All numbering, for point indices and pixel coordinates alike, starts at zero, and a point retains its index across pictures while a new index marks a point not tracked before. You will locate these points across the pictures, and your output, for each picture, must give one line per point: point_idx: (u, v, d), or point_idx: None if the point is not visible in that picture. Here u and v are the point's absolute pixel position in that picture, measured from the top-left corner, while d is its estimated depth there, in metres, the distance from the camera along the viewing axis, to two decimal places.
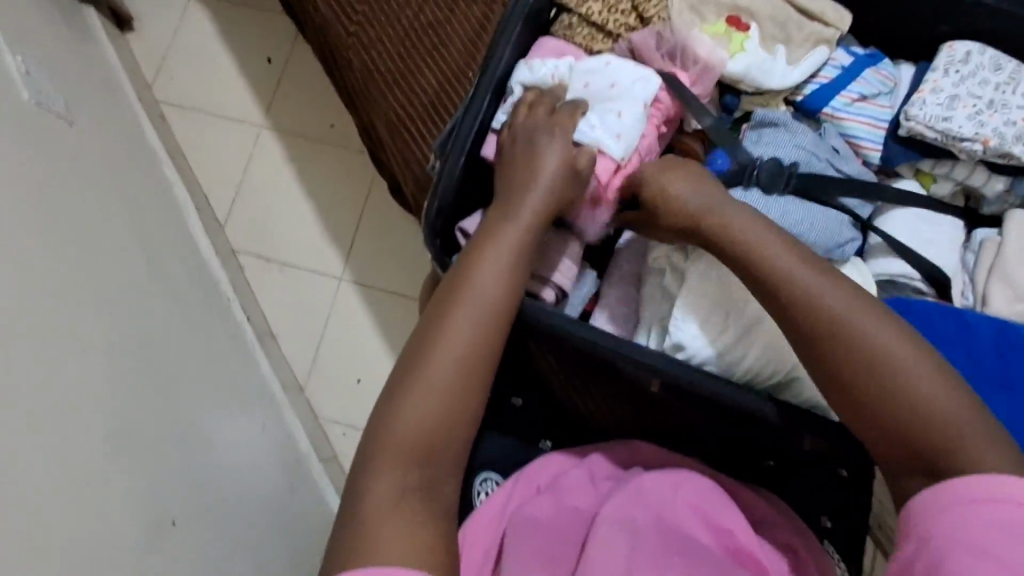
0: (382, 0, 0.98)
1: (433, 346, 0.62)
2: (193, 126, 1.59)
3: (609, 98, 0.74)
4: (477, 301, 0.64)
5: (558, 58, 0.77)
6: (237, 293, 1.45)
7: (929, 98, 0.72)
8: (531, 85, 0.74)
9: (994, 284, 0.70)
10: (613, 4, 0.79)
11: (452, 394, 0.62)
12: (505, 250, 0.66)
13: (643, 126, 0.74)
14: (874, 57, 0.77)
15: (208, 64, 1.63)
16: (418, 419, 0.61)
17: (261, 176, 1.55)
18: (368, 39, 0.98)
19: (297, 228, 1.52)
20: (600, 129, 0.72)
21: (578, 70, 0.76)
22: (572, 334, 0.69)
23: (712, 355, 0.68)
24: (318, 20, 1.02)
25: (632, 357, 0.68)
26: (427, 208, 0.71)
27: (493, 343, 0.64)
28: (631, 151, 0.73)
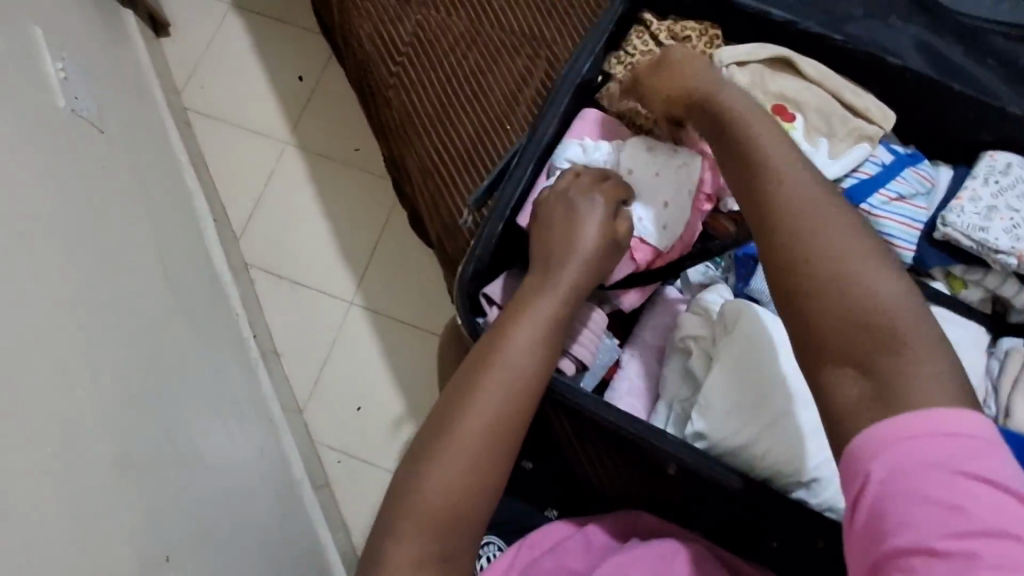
0: (426, 43, 0.99)
1: (460, 413, 0.62)
2: (218, 136, 1.59)
3: (654, 187, 0.76)
4: (509, 370, 0.63)
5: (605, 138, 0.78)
6: (246, 308, 1.43)
7: (967, 206, 0.73)
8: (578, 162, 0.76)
9: (1016, 396, 0.70)
10: None
11: (477, 463, 0.60)
12: (541, 321, 0.66)
13: (688, 215, 0.76)
14: (915, 157, 0.78)
15: (240, 75, 1.64)
16: (440, 494, 0.59)
17: (280, 192, 1.55)
18: (409, 80, 0.98)
19: (312, 248, 1.51)
20: (646, 220, 0.75)
21: (625, 154, 0.77)
22: (591, 411, 0.69)
23: (731, 447, 0.67)
24: (361, 56, 1.02)
25: (654, 440, 0.68)
26: (463, 268, 0.71)
27: (520, 414, 0.63)
28: (671, 239, 0.75)
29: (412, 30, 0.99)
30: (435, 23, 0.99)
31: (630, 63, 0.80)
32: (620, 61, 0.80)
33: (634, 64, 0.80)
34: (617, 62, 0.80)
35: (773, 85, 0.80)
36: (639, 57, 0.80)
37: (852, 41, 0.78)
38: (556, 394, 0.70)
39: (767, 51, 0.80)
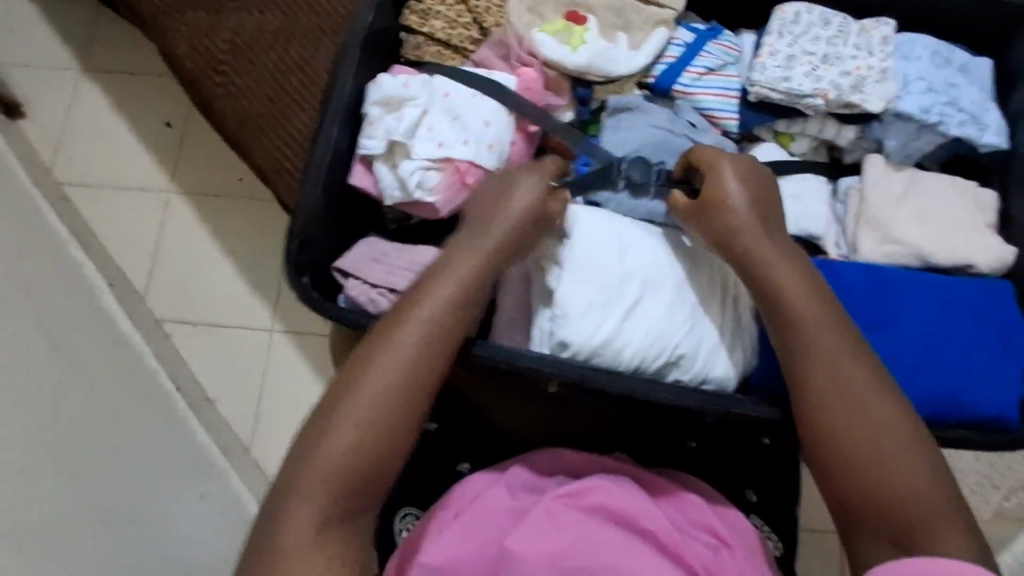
0: (244, 45, 0.97)
1: (364, 383, 0.63)
2: (99, 202, 1.56)
3: (465, 114, 0.74)
4: (422, 331, 0.65)
5: (412, 74, 0.75)
6: (166, 362, 1.40)
7: (768, 61, 0.80)
8: (383, 102, 0.73)
9: (861, 229, 0.83)
10: (455, 19, 0.80)
11: (383, 421, 0.62)
12: (455, 282, 0.67)
13: (512, 134, 0.75)
14: (713, 30, 0.83)
15: (108, 137, 1.60)
16: (346, 446, 0.61)
17: (175, 240, 1.52)
18: (236, 86, 0.96)
19: (219, 287, 1.49)
20: (474, 143, 0.73)
21: (423, 87, 0.74)
22: (471, 349, 0.70)
23: (593, 347, 0.71)
24: (185, 77, 0.99)
25: (528, 362, 0.70)
26: (289, 243, 0.72)
27: (429, 381, 0.64)
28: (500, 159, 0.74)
29: (228, 35, 0.97)
30: (250, 26, 0.97)
31: (421, 8, 0.80)
32: (413, 10, 0.80)
33: (426, 8, 0.80)
34: (410, 11, 0.80)
35: None
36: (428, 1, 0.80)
37: None
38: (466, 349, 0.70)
39: None
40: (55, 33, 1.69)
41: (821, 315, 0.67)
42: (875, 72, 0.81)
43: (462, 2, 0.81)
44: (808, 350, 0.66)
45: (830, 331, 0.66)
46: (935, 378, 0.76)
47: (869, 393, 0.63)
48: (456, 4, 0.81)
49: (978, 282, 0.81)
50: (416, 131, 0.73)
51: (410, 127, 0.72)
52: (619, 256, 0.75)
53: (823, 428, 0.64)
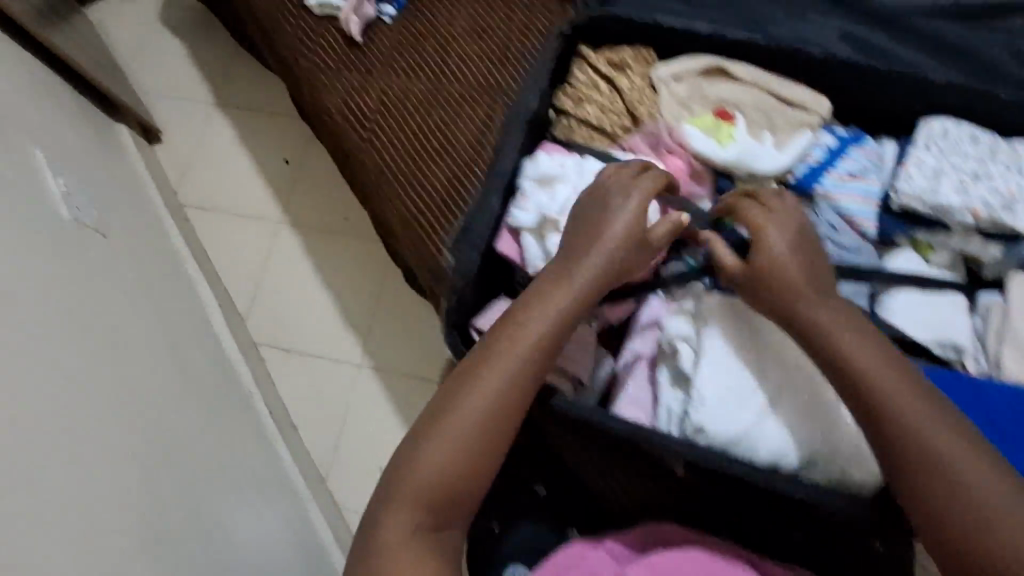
0: (391, 107, 1.05)
1: (462, 396, 0.68)
2: (215, 226, 1.68)
3: None
4: (516, 358, 0.69)
5: (566, 155, 0.85)
6: (259, 384, 1.47)
7: (914, 172, 0.80)
8: (540, 176, 0.82)
9: (1006, 350, 0.74)
10: (607, 106, 0.88)
11: (471, 441, 0.67)
12: (550, 311, 0.71)
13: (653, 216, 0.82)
14: (856, 136, 0.86)
15: (231, 167, 1.73)
16: (434, 463, 0.66)
17: (280, 269, 1.62)
18: (380, 142, 1.04)
19: (315, 318, 1.56)
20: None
21: (573, 168, 0.84)
22: (600, 422, 0.72)
23: (727, 435, 0.71)
24: (334, 129, 1.08)
25: (655, 438, 0.70)
26: (447, 303, 0.80)
27: (519, 397, 0.68)
28: None
29: (378, 97, 1.06)
30: (403, 91, 1.06)
31: (574, 93, 0.88)
32: (568, 94, 0.89)
33: (580, 94, 0.88)
34: (566, 96, 0.89)
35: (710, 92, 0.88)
36: (583, 88, 0.88)
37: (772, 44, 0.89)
38: (566, 411, 0.73)
39: (699, 61, 0.89)
40: (198, 69, 1.85)
41: (901, 385, 0.64)
42: None
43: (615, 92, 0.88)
44: (879, 403, 0.63)
45: (909, 404, 0.63)
46: None
47: (968, 466, 0.60)
48: (608, 94, 0.88)
49: None
50: (567, 208, 0.81)
51: (562, 203, 0.81)
52: (754, 346, 0.75)
53: (920, 497, 0.61)
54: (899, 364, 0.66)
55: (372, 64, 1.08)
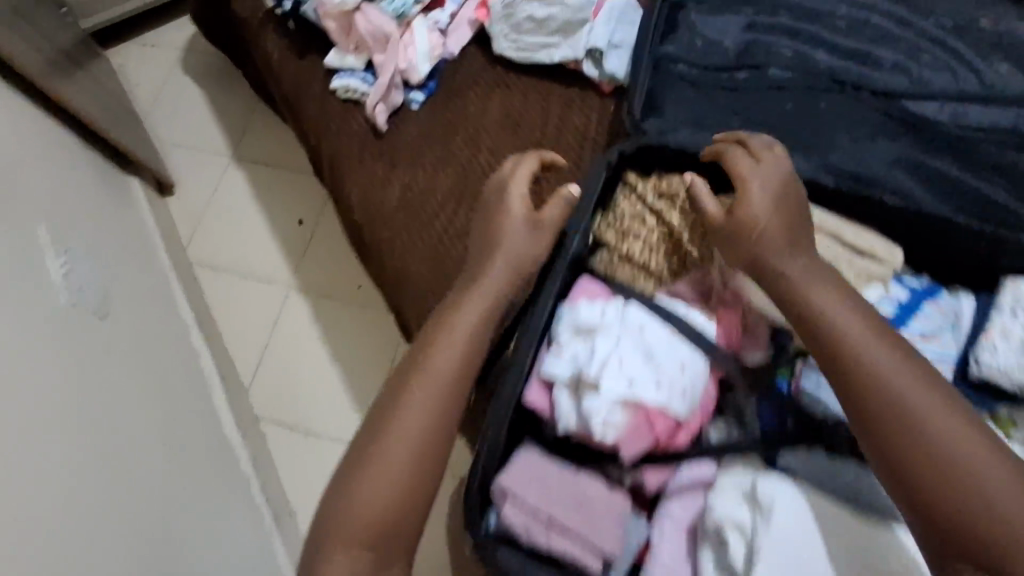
0: (417, 202, 0.99)
1: (388, 417, 0.63)
2: (223, 287, 1.62)
3: (661, 349, 0.67)
4: (434, 376, 0.64)
5: (606, 299, 0.71)
6: (258, 465, 1.39)
7: (999, 342, 0.67)
8: (581, 326, 0.69)
9: None
10: (655, 243, 0.76)
11: (399, 470, 0.61)
12: (467, 323, 0.67)
13: (706, 378, 0.68)
14: (931, 290, 0.73)
15: (244, 224, 1.68)
16: (376, 502, 0.59)
17: (287, 337, 1.55)
18: (404, 241, 0.97)
19: (321, 393, 1.49)
20: (667, 386, 0.66)
21: (614, 316, 0.69)
22: None
23: None
24: (364, 217, 1.01)
25: None
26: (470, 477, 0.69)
27: (446, 409, 0.64)
28: (693, 407, 0.67)
29: (403, 191, 1.00)
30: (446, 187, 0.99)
31: (620, 226, 0.76)
32: (609, 225, 0.77)
33: (626, 228, 0.76)
34: (608, 225, 0.77)
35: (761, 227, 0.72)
36: (628, 222, 0.76)
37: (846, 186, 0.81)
38: None
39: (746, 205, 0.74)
40: (218, 120, 1.81)
41: (905, 381, 0.56)
42: None
43: (667, 228, 0.76)
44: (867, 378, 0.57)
45: (923, 411, 0.54)
46: None
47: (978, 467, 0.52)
48: (658, 227, 0.76)
49: None
50: (606, 362, 0.66)
51: (598, 359, 0.66)
52: (820, 538, 0.60)
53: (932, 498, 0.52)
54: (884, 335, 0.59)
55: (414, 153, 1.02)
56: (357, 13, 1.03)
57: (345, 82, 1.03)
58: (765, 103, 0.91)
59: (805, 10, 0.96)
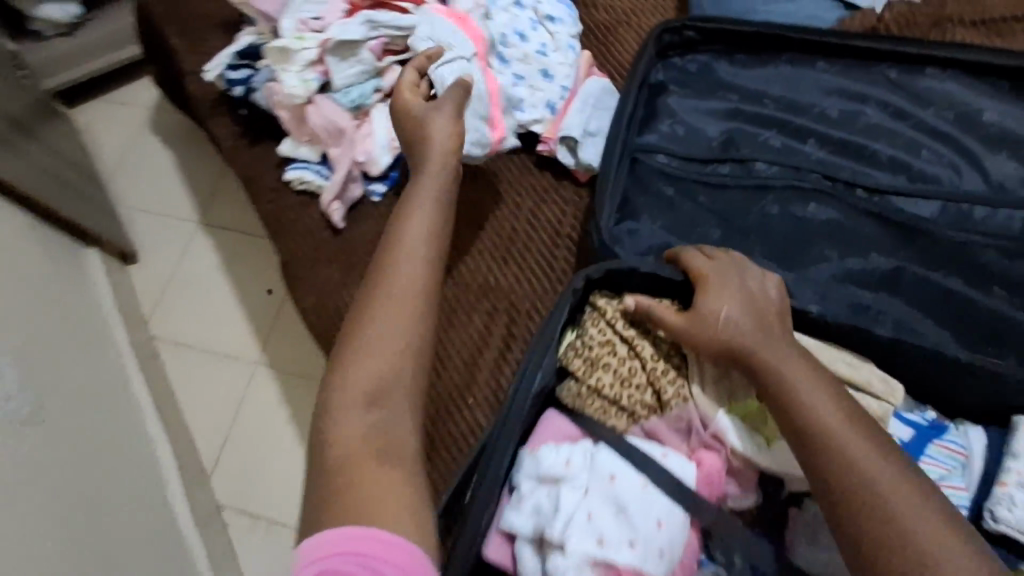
0: None
1: (335, 420, 0.63)
2: (185, 363, 1.52)
3: (630, 503, 0.62)
4: (363, 362, 0.64)
5: (572, 442, 0.66)
6: (216, 563, 1.30)
7: (1016, 494, 0.64)
8: (544, 478, 0.64)
9: None
10: (627, 376, 0.68)
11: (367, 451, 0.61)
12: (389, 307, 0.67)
13: (685, 533, 0.62)
14: (937, 427, 0.71)
15: (209, 295, 1.59)
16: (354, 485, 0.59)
17: (252, 418, 1.46)
18: None
19: (287, 479, 1.40)
20: (641, 546, 0.60)
21: (581, 465, 0.64)
22: None
23: None
24: None
25: None
26: None
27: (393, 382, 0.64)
28: (670, 568, 0.61)
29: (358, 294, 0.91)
30: (444, 324, 0.88)
31: (589, 356, 0.68)
32: (577, 352, 0.68)
33: (594, 357, 0.68)
34: (576, 353, 0.68)
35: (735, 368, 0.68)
36: (597, 351, 0.68)
37: (829, 313, 0.75)
38: None
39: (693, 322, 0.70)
40: (186, 182, 1.73)
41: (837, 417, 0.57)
42: None
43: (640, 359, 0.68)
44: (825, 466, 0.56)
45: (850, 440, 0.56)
46: None
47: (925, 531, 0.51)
48: (630, 358, 0.68)
49: None
50: (572, 517, 0.61)
51: (565, 513, 0.61)
52: None
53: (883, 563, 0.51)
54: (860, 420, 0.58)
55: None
56: (309, 105, 0.94)
57: (300, 172, 0.96)
58: (748, 208, 0.85)
59: (790, 102, 0.91)
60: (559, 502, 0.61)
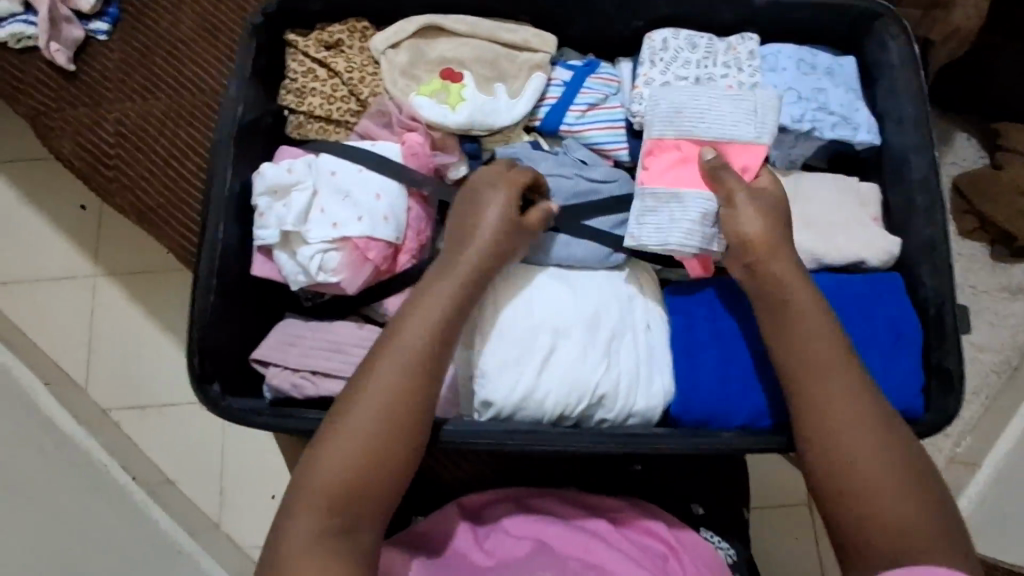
0: (85, 90, 0.95)
1: (355, 408, 0.59)
2: (20, 299, 1.44)
3: (353, 191, 0.70)
4: (402, 351, 0.61)
5: (296, 158, 0.72)
6: (116, 455, 1.28)
7: (645, 91, 0.73)
8: (272, 189, 0.70)
9: None
10: (331, 94, 0.75)
11: (366, 452, 0.58)
12: (439, 298, 0.63)
13: (405, 200, 0.71)
14: (591, 64, 0.77)
15: (15, 228, 1.46)
16: (344, 463, 0.57)
17: (109, 327, 1.42)
18: (80, 128, 0.94)
19: (161, 367, 1.40)
20: (367, 217, 0.69)
21: (306, 170, 0.70)
22: (463, 441, 0.65)
23: (514, 406, 0.66)
24: (68, 148, 0.93)
25: (480, 439, 0.65)
26: (193, 353, 0.68)
27: (422, 388, 0.61)
28: (400, 228, 0.70)
29: (63, 83, 0.95)
30: (149, 88, 0.95)
31: (295, 86, 0.75)
32: (288, 89, 0.75)
33: (300, 86, 0.75)
34: (286, 90, 0.75)
35: (431, 53, 0.75)
36: (302, 79, 0.75)
37: None
38: None
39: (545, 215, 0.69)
40: None
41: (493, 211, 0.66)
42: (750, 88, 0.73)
43: (336, 76, 0.75)
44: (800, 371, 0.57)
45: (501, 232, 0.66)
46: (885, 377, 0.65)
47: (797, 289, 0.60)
48: (331, 78, 0.75)
49: (875, 278, 0.69)
50: (308, 215, 0.69)
51: (300, 211, 0.69)
52: (528, 305, 0.68)
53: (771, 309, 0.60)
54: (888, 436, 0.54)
55: (89, 94, 0.95)
56: None
57: (9, 28, 0.94)
58: None
59: None
60: (293, 202, 0.69)
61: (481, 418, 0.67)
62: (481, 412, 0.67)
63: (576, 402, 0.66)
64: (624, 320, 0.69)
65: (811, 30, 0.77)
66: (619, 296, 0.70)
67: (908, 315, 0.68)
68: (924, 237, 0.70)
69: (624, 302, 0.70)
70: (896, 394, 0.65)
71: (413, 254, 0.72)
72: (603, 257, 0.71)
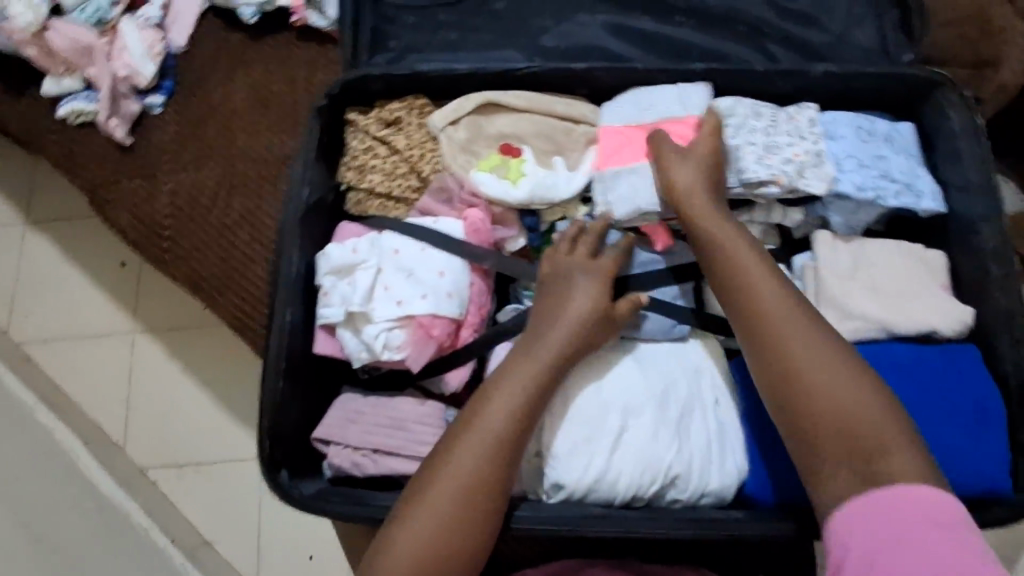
0: (141, 161, 0.97)
1: (430, 489, 0.58)
2: (60, 357, 1.43)
3: (416, 268, 0.70)
4: (485, 435, 0.59)
5: (360, 236, 0.73)
6: (154, 516, 1.25)
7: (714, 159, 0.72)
8: (336, 269, 0.70)
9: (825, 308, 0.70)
10: (392, 170, 0.76)
11: (439, 536, 0.57)
12: (522, 379, 0.62)
13: (468, 276, 0.71)
14: None
15: (58, 286, 1.47)
16: (418, 550, 0.56)
17: (147, 383, 1.40)
18: (137, 200, 0.96)
19: (198, 423, 1.37)
20: (431, 295, 0.68)
21: (369, 249, 0.71)
22: (535, 525, 0.63)
23: (586, 488, 0.64)
24: (127, 221, 0.96)
25: (556, 525, 0.63)
26: (262, 437, 0.68)
27: (501, 473, 0.59)
28: (463, 305, 0.70)
29: (122, 156, 0.97)
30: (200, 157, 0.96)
31: (357, 164, 0.76)
32: (348, 167, 0.76)
33: (361, 163, 0.76)
34: (347, 167, 0.76)
35: (489, 128, 0.76)
36: (363, 156, 0.76)
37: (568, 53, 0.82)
38: None
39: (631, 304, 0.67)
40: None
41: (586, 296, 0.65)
42: (815, 156, 0.72)
43: (397, 152, 0.76)
44: (789, 361, 0.57)
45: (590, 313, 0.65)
46: (974, 459, 0.63)
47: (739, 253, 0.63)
48: (392, 155, 0.76)
49: (952, 350, 0.68)
50: (373, 294, 0.69)
51: (364, 290, 0.69)
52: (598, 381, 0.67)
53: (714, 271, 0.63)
54: (886, 420, 0.54)
55: (145, 165, 0.97)
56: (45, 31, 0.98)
57: (71, 106, 0.97)
58: None
59: None
60: (356, 281, 0.69)
61: (551, 499, 0.66)
62: (552, 492, 0.66)
63: (650, 483, 0.64)
64: (692, 396, 0.68)
65: (866, 96, 0.77)
66: (686, 372, 0.69)
67: (992, 391, 0.66)
68: (999, 305, 0.68)
69: (692, 377, 0.69)
70: (987, 477, 0.63)
71: (473, 330, 0.71)
72: (666, 328, 0.70)
